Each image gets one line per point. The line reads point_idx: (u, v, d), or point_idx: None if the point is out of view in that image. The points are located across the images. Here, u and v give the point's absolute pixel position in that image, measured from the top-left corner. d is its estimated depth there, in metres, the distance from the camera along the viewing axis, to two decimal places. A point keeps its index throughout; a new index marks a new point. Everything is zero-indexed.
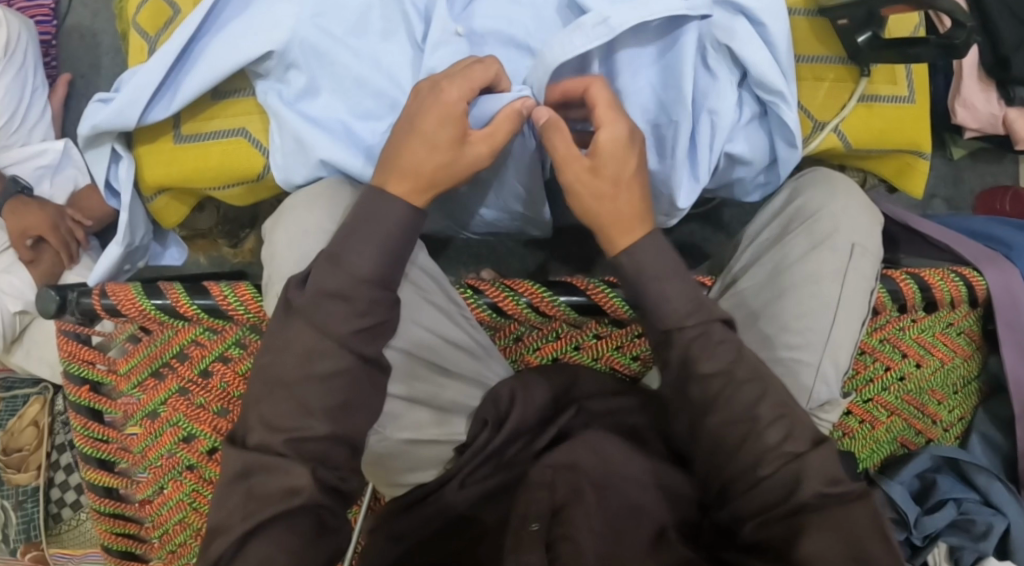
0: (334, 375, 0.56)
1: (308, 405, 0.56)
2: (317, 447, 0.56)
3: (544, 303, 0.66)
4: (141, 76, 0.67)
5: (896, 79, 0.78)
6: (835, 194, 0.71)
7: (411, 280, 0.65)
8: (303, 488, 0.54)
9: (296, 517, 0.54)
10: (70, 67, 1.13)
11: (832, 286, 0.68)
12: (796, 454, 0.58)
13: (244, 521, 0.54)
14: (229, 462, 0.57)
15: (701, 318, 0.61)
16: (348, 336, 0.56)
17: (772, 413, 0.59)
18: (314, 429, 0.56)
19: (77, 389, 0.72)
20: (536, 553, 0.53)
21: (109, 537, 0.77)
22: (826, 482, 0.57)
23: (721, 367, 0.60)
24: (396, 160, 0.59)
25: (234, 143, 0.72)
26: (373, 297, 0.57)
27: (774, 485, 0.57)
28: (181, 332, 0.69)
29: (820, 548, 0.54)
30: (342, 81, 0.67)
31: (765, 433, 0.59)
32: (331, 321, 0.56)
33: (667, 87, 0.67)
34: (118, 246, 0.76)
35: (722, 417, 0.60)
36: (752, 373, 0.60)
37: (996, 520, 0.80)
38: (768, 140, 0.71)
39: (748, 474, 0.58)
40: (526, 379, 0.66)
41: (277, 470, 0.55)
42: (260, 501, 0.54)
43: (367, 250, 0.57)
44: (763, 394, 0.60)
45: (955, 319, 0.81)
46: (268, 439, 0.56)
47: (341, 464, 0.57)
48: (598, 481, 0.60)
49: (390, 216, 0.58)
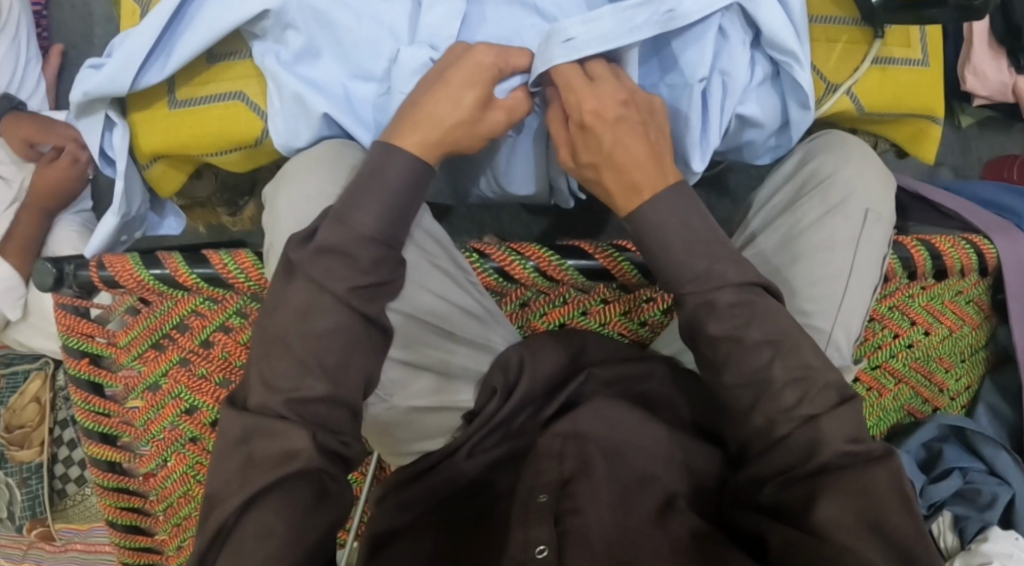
0: (331, 333, 0.55)
1: (308, 365, 0.55)
2: (319, 410, 0.55)
3: (551, 267, 0.65)
4: (132, 40, 0.65)
5: (911, 42, 0.76)
6: (848, 158, 0.69)
7: (414, 241, 0.63)
8: (302, 450, 0.53)
9: (297, 482, 0.53)
10: (63, 37, 1.11)
11: (845, 253, 0.67)
12: (812, 417, 0.56)
13: (241, 489, 0.53)
14: (228, 427, 0.55)
15: (705, 286, 0.58)
16: (345, 293, 0.55)
17: (787, 375, 0.57)
18: (311, 389, 0.54)
19: (76, 362, 0.70)
20: (546, 527, 0.53)
21: (114, 511, 0.76)
22: (846, 439, 0.56)
23: (731, 330, 0.58)
24: (424, 122, 0.58)
25: (230, 107, 0.70)
26: (376, 255, 0.56)
27: (797, 453, 0.56)
28: (181, 303, 0.67)
29: (836, 515, 0.53)
30: (343, 46, 0.65)
31: (780, 395, 0.57)
32: (330, 278, 0.55)
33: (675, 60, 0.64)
34: (116, 216, 0.74)
35: (737, 377, 0.58)
36: (766, 336, 0.57)
37: (1001, 490, 0.79)
38: (779, 102, 0.68)
39: (766, 434, 0.58)
40: (534, 345, 0.65)
41: (275, 434, 0.53)
42: (260, 468, 0.53)
43: (387, 215, 0.56)
44: (777, 358, 0.58)
45: (965, 287, 0.79)
46: (266, 401, 0.54)
47: (345, 429, 0.56)
48: (608, 451, 0.59)
49: (404, 176, 0.57)
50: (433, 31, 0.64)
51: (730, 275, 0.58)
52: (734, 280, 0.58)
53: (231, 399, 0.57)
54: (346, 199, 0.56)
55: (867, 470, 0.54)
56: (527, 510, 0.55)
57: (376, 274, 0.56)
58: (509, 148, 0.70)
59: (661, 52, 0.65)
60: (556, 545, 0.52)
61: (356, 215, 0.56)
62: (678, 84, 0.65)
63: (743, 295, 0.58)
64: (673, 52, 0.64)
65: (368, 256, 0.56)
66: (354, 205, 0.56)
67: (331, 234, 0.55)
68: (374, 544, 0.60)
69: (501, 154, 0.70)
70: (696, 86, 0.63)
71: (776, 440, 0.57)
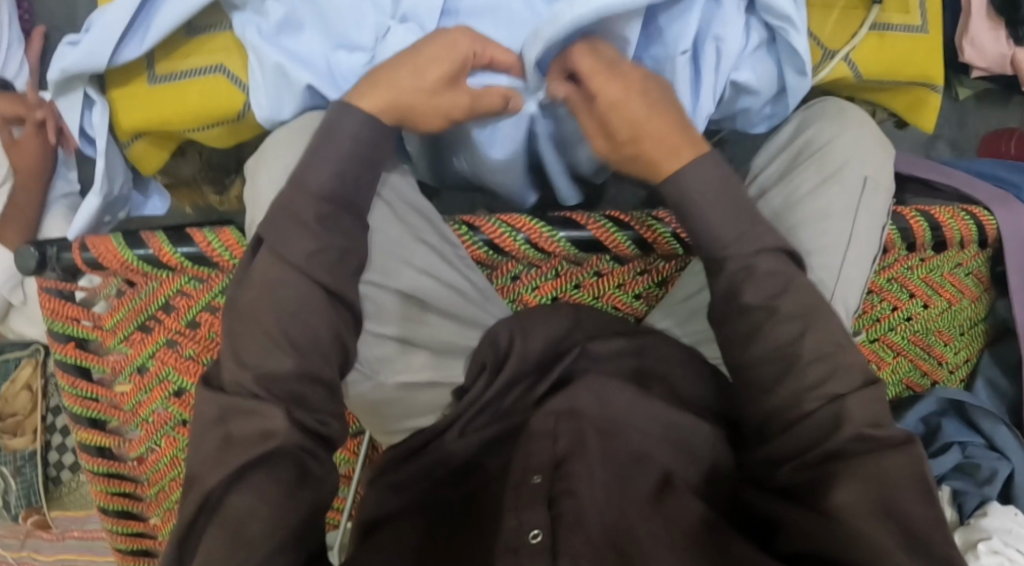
0: (304, 308, 0.54)
1: (284, 341, 0.54)
2: (291, 387, 0.53)
3: (543, 239, 0.63)
4: (109, 12, 0.64)
5: (909, 8, 0.74)
6: (846, 125, 0.68)
7: (386, 203, 0.61)
8: (279, 431, 0.52)
9: (272, 463, 0.51)
10: (46, 20, 1.09)
11: (843, 221, 0.65)
12: (838, 395, 0.55)
13: (218, 470, 0.52)
14: (204, 406, 0.54)
15: (744, 250, 0.58)
16: (315, 266, 0.54)
17: (814, 351, 0.57)
18: (283, 364, 0.53)
19: (62, 346, 0.68)
20: (537, 511, 0.52)
21: (105, 497, 0.74)
22: (869, 423, 0.55)
23: (766, 299, 0.57)
24: (382, 85, 0.56)
25: (211, 81, 0.68)
26: (332, 219, 0.55)
27: (817, 430, 0.55)
28: (165, 283, 0.66)
29: (851, 500, 0.52)
30: (327, 17, 0.63)
31: (805, 371, 0.56)
32: (294, 249, 0.54)
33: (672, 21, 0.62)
34: (96, 197, 0.73)
35: (768, 349, 0.57)
36: (797, 309, 0.58)
37: (1001, 465, 0.79)
38: (775, 69, 0.66)
39: (786, 412, 0.56)
40: (525, 320, 0.63)
41: (252, 413, 0.52)
42: (237, 446, 0.52)
43: (337, 172, 0.55)
44: (806, 331, 0.57)
45: (964, 260, 0.78)
46: (238, 377, 0.53)
47: (321, 406, 0.55)
48: (602, 425, 0.58)
49: (359, 128, 0.56)
50: (415, 3, 0.62)
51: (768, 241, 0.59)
52: (745, 255, 0.58)
53: (209, 379, 0.56)
54: (317, 170, 0.55)
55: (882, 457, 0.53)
56: (520, 493, 0.53)
57: (336, 237, 0.55)
58: (488, 135, 0.64)
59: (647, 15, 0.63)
60: (549, 528, 0.51)
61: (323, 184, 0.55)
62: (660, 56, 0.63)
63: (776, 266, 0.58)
64: (656, 18, 0.62)
65: (315, 213, 0.54)
66: (322, 174, 0.55)
67: (309, 208, 0.54)
68: (367, 527, 0.59)
69: (478, 139, 0.64)
70: (678, 59, 0.62)
71: (800, 416, 0.56)
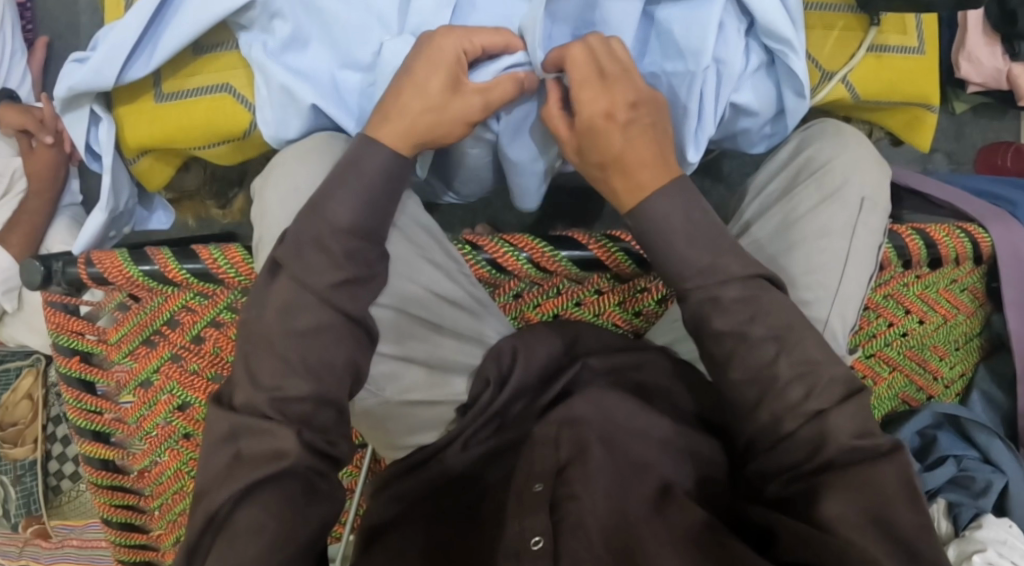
0: (314, 328, 0.55)
1: (294, 360, 0.54)
2: (303, 409, 0.54)
3: (544, 259, 0.64)
4: (117, 31, 0.64)
5: (907, 29, 0.75)
6: (844, 145, 0.69)
7: (399, 228, 0.62)
8: (290, 451, 0.53)
9: (284, 482, 0.52)
10: (48, 28, 1.10)
11: (840, 241, 0.66)
12: (819, 412, 0.55)
13: (228, 489, 0.52)
14: (215, 424, 0.55)
15: (712, 280, 0.57)
16: (327, 290, 0.55)
17: (792, 371, 0.57)
18: (298, 387, 0.54)
19: (67, 360, 0.69)
20: (541, 517, 0.53)
21: (108, 510, 0.75)
22: (853, 434, 0.55)
23: (735, 325, 0.57)
24: (394, 116, 0.57)
25: (217, 99, 0.69)
26: (348, 248, 0.55)
27: (801, 449, 0.55)
28: (171, 299, 0.66)
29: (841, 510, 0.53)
30: (336, 38, 0.64)
31: (787, 390, 0.56)
32: (312, 274, 0.55)
33: (689, 35, 0.62)
34: (102, 212, 0.73)
35: (745, 371, 0.57)
36: (771, 331, 0.57)
37: (995, 477, 0.80)
38: (775, 89, 0.67)
39: (772, 431, 0.57)
40: (528, 336, 0.64)
41: (264, 434, 0.53)
42: (248, 465, 0.53)
43: (360, 203, 0.56)
44: (783, 350, 0.57)
45: (960, 276, 0.79)
46: (252, 399, 0.54)
47: (330, 428, 0.55)
48: (605, 435, 0.59)
49: (382, 160, 0.57)
50: (421, 19, 0.62)
51: (735, 269, 0.57)
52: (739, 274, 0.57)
53: (220, 396, 0.56)
54: (328, 190, 0.56)
55: (878, 466, 0.54)
56: (522, 499, 0.54)
57: (353, 267, 0.55)
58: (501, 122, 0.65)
59: (660, 38, 0.64)
60: (551, 537, 0.52)
61: (335, 208, 0.55)
62: (678, 70, 0.63)
63: (747, 290, 0.57)
64: (673, 36, 0.63)
65: (343, 248, 0.55)
66: (333, 196, 0.56)
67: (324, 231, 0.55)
68: (368, 535, 0.60)
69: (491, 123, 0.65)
70: (699, 74, 0.62)
71: (783, 436, 0.56)
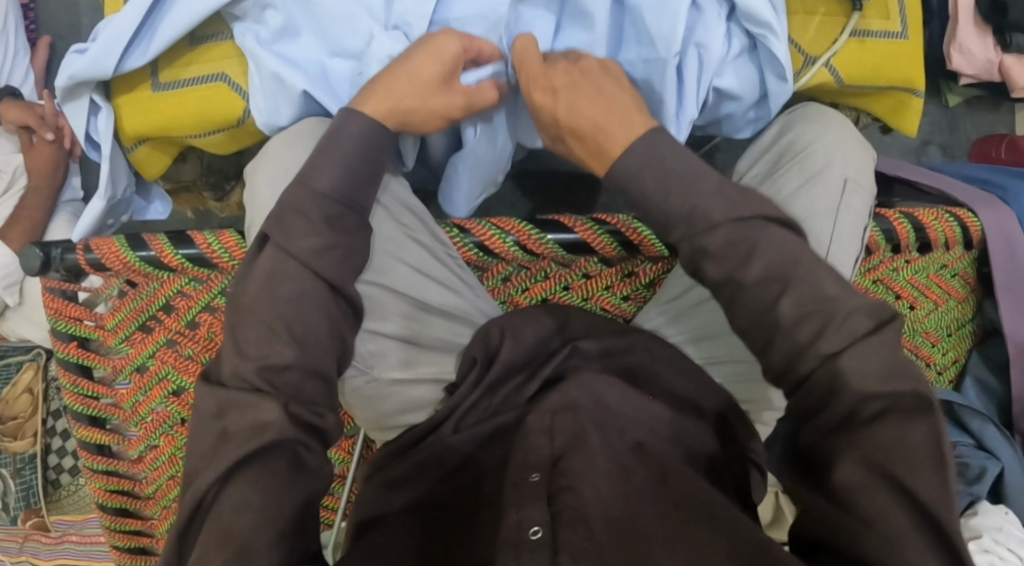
0: (298, 298, 0.56)
1: (280, 334, 0.55)
2: (291, 380, 0.55)
3: (531, 241, 0.66)
4: (114, 24, 0.65)
5: (890, 14, 0.76)
6: (827, 127, 0.70)
7: (383, 207, 0.64)
8: (274, 422, 0.53)
9: (271, 453, 0.53)
10: (50, 28, 1.10)
11: (825, 221, 0.67)
12: (831, 354, 0.53)
13: (214, 464, 0.53)
14: (204, 402, 0.56)
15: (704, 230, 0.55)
16: (308, 256, 0.56)
17: (795, 313, 0.54)
18: (282, 355, 0.55)
19: (65, 345, 0.70)
20: (537, 508, 0.53)
21: (104, 495, 0.76)
22: (879, 378, 0.52)
23: (728, 274, 0.55)
24: (380, 90, 0.59)
25: (212, 89, 0.70)
26: (327, 211, 0.57)
27: (815, 395, 0.54)
28: (167, 284, 0.68)
29: (849, 475, 0.51)
30: (325, 26, 0.65)
31: (794, 332, 0.54)
32: (296, 243, 0.56)
33: (661, 22, 0.63)
34: (100, 200, 0.75)
35: (743, 320, 0.56)
36: (768, 271, 0.55)
37: (990, 463, 0.82)
38: (758, 75, 0.68)
39: (790, 371, 0.55)
40: (515, 320, 0.65)
41: (250, 406, 0.54)
42: (234, 440, 0.53)
43: (344, 172, 0.57)
44: (784, 292, 0.55)
45: (950, 261, 0.80)
46: (240, 370, 0.55)
47: (317, 399, 0.56)
48: (598, 420, 0.60)
49: (362, 132, 0.58)
50: (403, 9, 0.64)
51: (717, 215, 0.55)
52: (723, 220, 0.55)
53: (208, 374, 0.57)
54: (311, 160, 0.58)
55: (907, 428, 0.51)
56: (520, 491, 0.54)
57: (333, 236, 0.57)
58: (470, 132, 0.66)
59: (633, 23, 0.65)
60: (548, 526, 0.51)
61: (320, 177, 0.57)
62: (652, 57, 0.64)
63: (734, 233, 0.55)
64: (643, 23, 0.64)
65: (321, 213, 0.57)
66: (315, 167, 0.57)
67: (313, 206, 0.56)
68: (359, 526, 0.60)
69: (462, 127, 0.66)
70: (670, 60, 0.63)
71: (800, 377, 0.54)
